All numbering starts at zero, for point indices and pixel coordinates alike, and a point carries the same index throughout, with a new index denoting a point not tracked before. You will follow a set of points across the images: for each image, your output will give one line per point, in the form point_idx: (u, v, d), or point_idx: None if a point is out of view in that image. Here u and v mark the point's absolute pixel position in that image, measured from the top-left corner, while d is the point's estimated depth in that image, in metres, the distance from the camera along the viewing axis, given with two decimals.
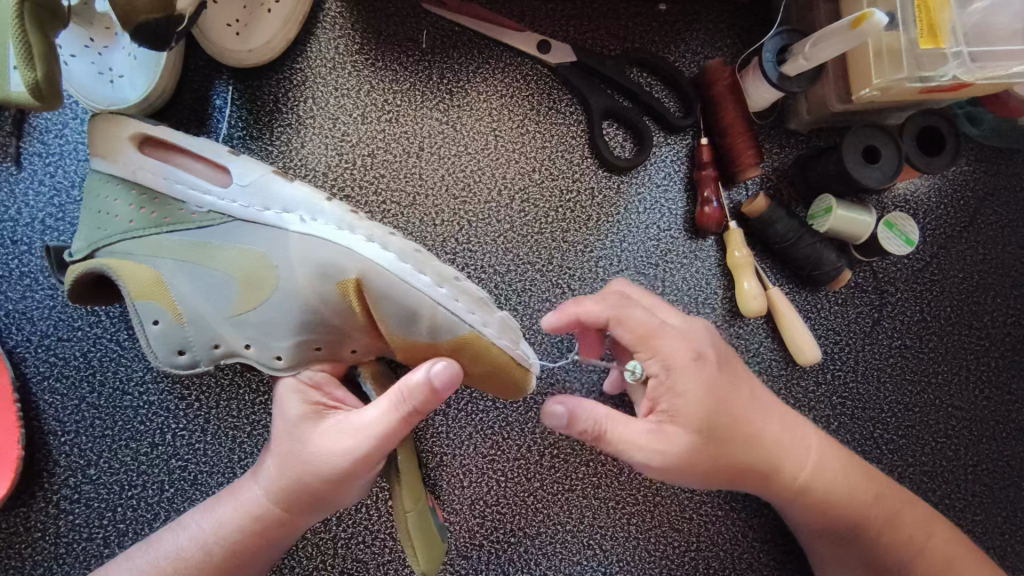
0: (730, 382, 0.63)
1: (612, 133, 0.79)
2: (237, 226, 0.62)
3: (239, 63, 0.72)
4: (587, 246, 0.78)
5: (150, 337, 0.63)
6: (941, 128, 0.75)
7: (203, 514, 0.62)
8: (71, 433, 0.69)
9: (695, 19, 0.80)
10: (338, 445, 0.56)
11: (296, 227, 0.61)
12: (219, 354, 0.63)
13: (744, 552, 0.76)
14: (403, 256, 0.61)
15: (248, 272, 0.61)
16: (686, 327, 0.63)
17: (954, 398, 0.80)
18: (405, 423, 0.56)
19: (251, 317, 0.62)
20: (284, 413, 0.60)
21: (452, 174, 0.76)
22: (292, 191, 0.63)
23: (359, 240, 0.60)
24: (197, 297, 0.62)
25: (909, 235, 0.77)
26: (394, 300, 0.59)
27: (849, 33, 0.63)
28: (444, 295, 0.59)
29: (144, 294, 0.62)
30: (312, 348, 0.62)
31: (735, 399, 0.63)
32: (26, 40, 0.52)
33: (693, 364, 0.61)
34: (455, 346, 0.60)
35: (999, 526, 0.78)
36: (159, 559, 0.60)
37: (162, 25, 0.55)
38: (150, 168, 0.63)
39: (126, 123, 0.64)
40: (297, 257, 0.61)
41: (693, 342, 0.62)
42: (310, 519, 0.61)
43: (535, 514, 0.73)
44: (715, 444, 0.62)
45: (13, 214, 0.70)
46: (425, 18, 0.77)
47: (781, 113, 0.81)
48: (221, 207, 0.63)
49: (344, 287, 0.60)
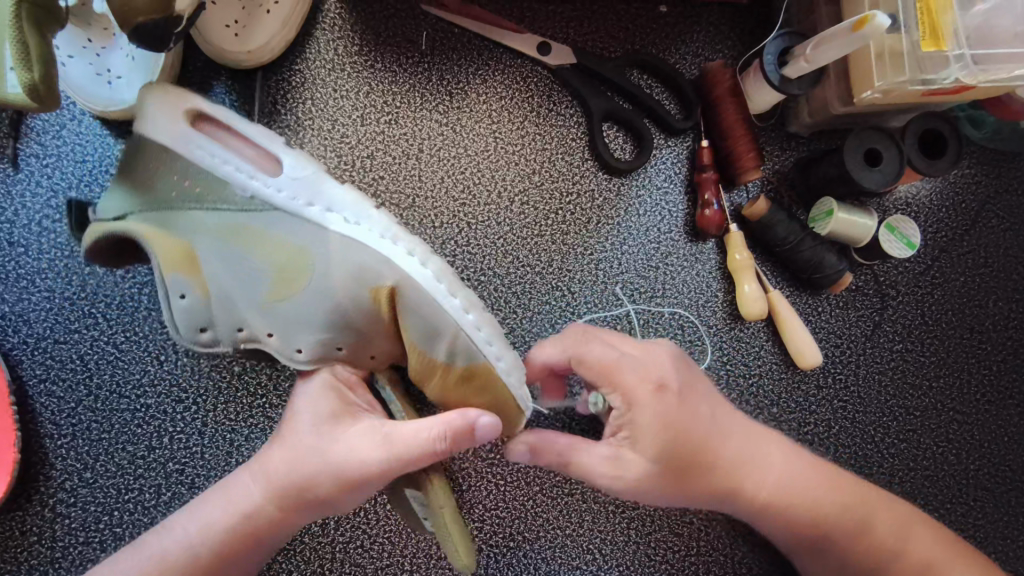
0: (692, 408, 0.62)
1: (612, 135, 0.78)
2: (279, 216, 0.60)
3: (237, 64, 0.72)
4: (587, 248, 0.77)
5: (174, 312, 0.62)
6: (943, 131, 0.74)
7: (190, 517, 0.60)
8: (67, 436, 0.69)
9: (696, 20, 0.80)
10: (365, 454, 0.56)
11: (338, 229, 0.59)
12: (241, 338, 0.63)
13: (744, 556, 0.75)
14: (439, 275, 0.59)
15: (283, 265, 0.60)
16: (647, 357, 0.62)
17: (955, 403, 0.79)
18: (435, 454, 0.55)
19: (279, 309, 0.61)
20: (315, 409, 0.59)
21: (452, 176, 0.76)
22: (340, 192, 0.61)
23: (400, 252, 0.59)
24: (229, 278, 0.61)
25: (910, 238, 0.76)
26: (422, 315, 0.58)
27: (850, 36, 0.63)
28: (470, 322, 0.58)
29: (174, 268, 0.61)
30: (334, 348, 0.62)
31: (696, 426, 0.61)
32: (24, 41, 0.52)
33: (651, 398, 0.60)
34: (468, 374, 0.59)
35: (1000, 531, 0.78)
36: (143, 558, 0.59)
37: (162, 26, 0.55)
38: (197, 143, 0.61)
39: (182, 96, 0.61)
40: (334, 261, 0.59)
41: (658, 374, 0.61)
42: (302, 521, 0.61)
43: (535, 519, 0.73)
44: (678, 475, 0.61)
45: (10, 216, 0.70)
46: (424, 20, 0.77)
47: (782, 116, 0.81)
48: (263, 193, 0.60)
49: (376, 293, 0.59)
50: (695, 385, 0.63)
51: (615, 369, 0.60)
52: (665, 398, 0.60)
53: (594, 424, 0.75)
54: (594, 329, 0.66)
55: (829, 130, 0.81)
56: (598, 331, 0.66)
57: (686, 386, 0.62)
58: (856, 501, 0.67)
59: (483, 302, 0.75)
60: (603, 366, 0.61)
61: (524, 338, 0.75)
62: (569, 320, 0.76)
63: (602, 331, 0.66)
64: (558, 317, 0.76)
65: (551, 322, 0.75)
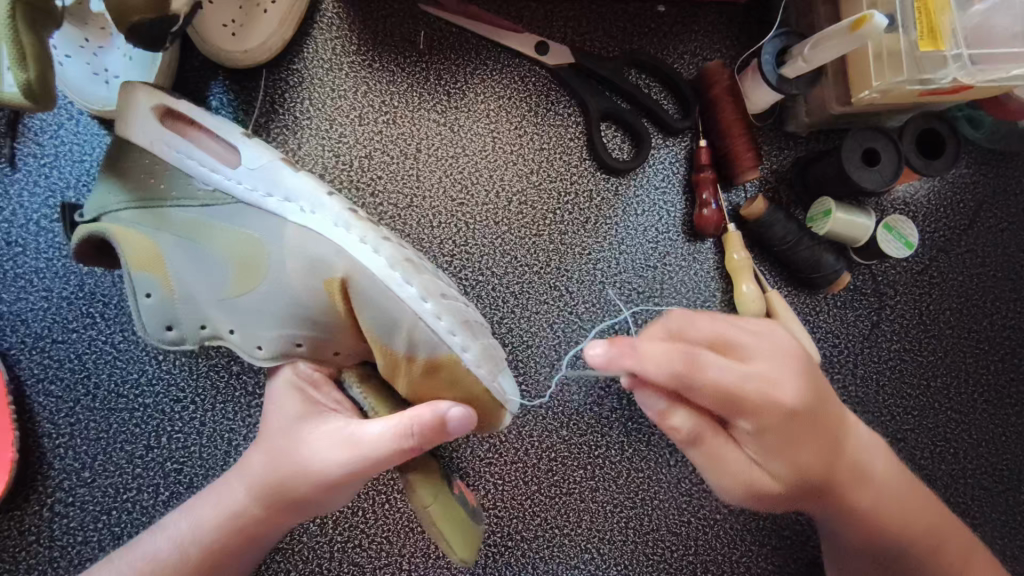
0: (819, 417, 0.59)
1: (610, 135, 0.78)
2: (241, 208, 0.62)
3: (228, 62, 0.71)
4: (586, 248, 0.77)
5: (140, 310, 0.62)
6: (941, 132, 0.75)
7: (180, 517, 0.61)
8: (65, 436, 0.69)
9: (694, 20, 0.80)
10: (333, 454, 0.55)
11: (295, 219, 0.61)
12: (205, 335, 0.64)
13: (742, 556, 0.75)
14: (393, 262, 0.59)
15: (245, 257, 0.61)
16: (774, 372, 0.57)
17: (953, 402, 0.79)
18: (401, 451, 0.54)
19: (241, 303, 0.62)
20: (283, 411, 0.60)
21: (450, 176, 0.76)
22: (298, 180, 0.62)
23: (352, 241, 0.60)
24: (193, 273, 0.62)
25: (908, 237, 0.77)
26: (377, 306, 0.58)
27: (849, 36, 0.63)
28: (427, 311, 0.58)
29: (141, 266, 0.61)
30: (294, 344, 0.62)
31: (824, 430, 0.60)
32: (19, 41, 0.52)
33: (782, 420, 0.57)
34: (431, 366, 0.58)
35: (998, 530, 0.78)
36: (135, 559, 0.59)
37: (156, 25, 0.55)
38: (167, 141, 0.62)
39: (149, 92, 0.62)
40: (291, 251, 0.60)
41: (791, 392, 0.57)
42: (287, 524, 0.60)
43: (533, 518, 0.73)
44: (810, 483, 0.61)
45: (7, 216, 0.70)
46: (422, 20, 0.77)
47: (780, 115, 0.81)
48: (225, 187, 0.62)
49: (330, 284, 0.60)
50: (824, 391, 0.60)
51: (739, 392, 0.55)
52: (796, 418, 0.57)
53: (592, 424, 0.75)
54: (699, 330, 0.57)
55: (827, 130, 0.81)
56: (708, 330, 0.58)
57: (813, 392, 0.59)
58: (894, 489, 0.64)
59: (480, 303, 0.74)
60: (727, 389, 0.55)
61: (523, 337, 0.75)
62: (567, 320, 0.76)
63: (711, 330, 0.58)
64: (556, 317, 0.76)
65: (549, 321, 0.75)
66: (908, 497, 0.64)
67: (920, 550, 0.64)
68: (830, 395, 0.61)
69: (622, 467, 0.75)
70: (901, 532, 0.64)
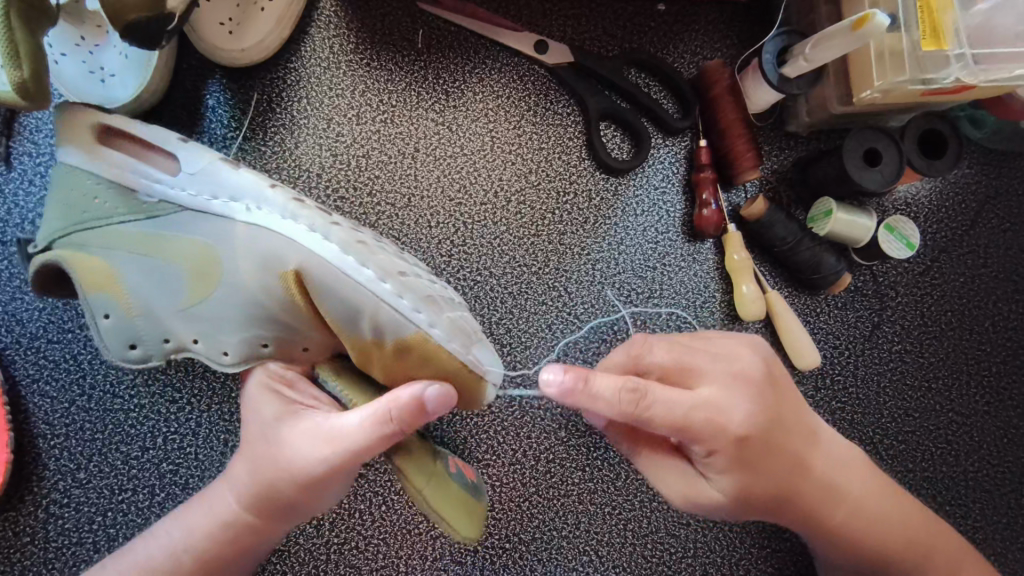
0: (774, 439, 0.59)
1: (609, 135, 0.78)
2: (186, 215, 0.61)
3: (222, 60, 0.71)
4: (584, 249, 0.77)
5: (101, 331, 0.61)
6: (944, 132, 0.74)
7: (171, 524, 0.61)
8: (60, 437, 0.68)
9: (694, 19, 0.79)
10: (314, 451, 0.54)
11: (242, 217, 0.60)
12: (169, 349, 0.62)
13: (741, 558, 0.75)
14: (345, 247, 0.58)
15: (197, 264, 0.60)
16: (723, 399, 0.56)
17: (954, 404, 0.79)
18: (382, 439, 0.53)
19: (199, 312, 0.61)
20: (261, 414, 0.58)
21: (448, 175, 0.76)
22: (240, 178, 0.62)
23: (301, 230, 0.58)
24: (147, 289, 0.61)
25: (909, 238, 0.76)
26: (336, 294, 0.57)
27: (851, 35, 0.62)
28: (387, 291, 0.56)
29: (95, 287, 0.60)
30: (260, 345, 0.61)
31: (779, 459, 0.60)
32: (12, 38, 0.52)
33: (733, 447, 0.56)
34: (401, 347, 0.57)
35: (1000, 533, 0.77)
36: (128, 567, 0.59)
37: (152, 25, 0.55)
38: (111, 159, 0.62)
39: (88, 114, 0.62)
40: (241, 250, 0.59)
41: (740, 418, 0.56)
42: (281, 526, 0.60)
43: (531, 520, 0.73)
44: (788, 508, 0.62)
45: (3, 215, 0.69)
46: (420, 18, 0.76)
47: (781, 115, 0.80)
48: (171, 196, 0.62)
49: (285, 278, 0.58)
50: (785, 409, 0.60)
51: (687, 423, 0.54)
52: (747, 444, 0.57)
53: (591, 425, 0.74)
54: (657, 356, 0.58)
55: (829, 130, 0.80)
56: (666, 355, 0.58)
57: (767, 415, 0.58)
58: (879, 505, 0.65)
59: (478, 303, 0.74)
60: (677, 420, 0.54)
61: (521, 338, 0.74)
62: (566, 321, 0.75)
63: (671, 355, 0.58)
64: (555, 318, 0.75)
65: (548, 322, 0.75)
66: (883, 496, 0.66)
67: (901, 560, 0.65)
68: (795, 415, 0.61)
69: (620, 469, 0.74)
70: (886, 544, 0.65)
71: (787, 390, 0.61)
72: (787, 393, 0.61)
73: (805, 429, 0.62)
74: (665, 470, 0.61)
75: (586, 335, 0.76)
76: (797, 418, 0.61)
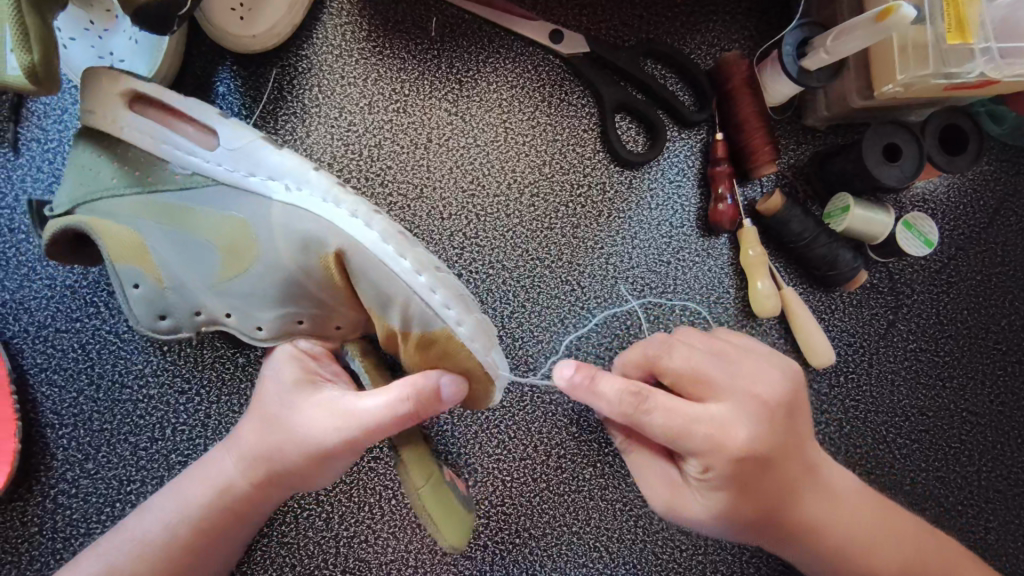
0: (774, 461, 0.57)
1: (624, 126, 0.77)
2: (224, 190, 0.60)
3: (212, 35, 0.69)
4: (598, 242, 0.76)
5: (130, 301, 0.61)
6: (963, 127, 0.73)
7: (168, 496, 0.60)
8: (69, 426, 0.68)
9: (713, 9, 0.78)
10: (327, 424, 0.55)
11: (281, 198, 0.59)
12: (200, 321, 0.63)
13: (752, 556, 0.75)
14: (386, 237, 0.56)
15: (232, 240, 0.60)
16: (730, 416, 0.56)
17: (969, 403, 0.78)
18: (396, 424, 0.54)
19: (233, 287, 0.60)
20: (278, 379, 0.59)
21: (460, 167, 0.74)
22: (280, 159, 0.60)
23: (343, 216, 0.57)
24: (179, 261, 0.61)
25: (928, 235, 0.75)
26: (373, 280, 0.56)
27: (876, 25, 0.61)
28: (422, 285, 0.55)
29: (124, 256, 0.60)
30: (294, 322, 0.61)
31: (773, 481, 0.58)
32: (23, 23, 0.51)
33: (730, 465, 0.55)
34: (425, 340, 0.56)
35: (1011, 533, 0.77)
36: (122, 542, 0.58)
37: (166, 9, 0.54)
38: (140, 129, 0.60)
39: (118, 79, 0.60)
40: (280, 230, 0.58)
41: (742, 438, 0.55)
42: (278, 496, 0.60)
43: (541, 516, 0.72)
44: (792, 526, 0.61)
45: (10, 201, 0.68)
46: (434, 6, 0.75)
47: (798, 109, 0.79)
48: (205, 169, 0.60)
49: (325, 260, 0.58)
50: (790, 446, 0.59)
51: (685, 432, 0.55)
52: (745, 463, 0.56)
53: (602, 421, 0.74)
54: (674, 362, 0.59)
55: (848, 124, 0.79)
56: (682, 362, 0.58)
57: (771, 438, 0.57)
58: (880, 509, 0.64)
59: (490, 296, 0.73)
60: (674, 429, 0.55)
61: (532, 333, 0.73)
62: (578, 315, 0.74)
63: (688, 363, 0.58)
64: (567, 312, 0.74)
65: (560, 316, 0.74)
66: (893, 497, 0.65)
67: None
68: (801, 439, 0.60)
69: None
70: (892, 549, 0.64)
71: (801, 415, 0.60)
72: (800, 420, 0.60)
73: (805, 459, 0.61)
74: (654, 475, 0.62)
75: (599, 330, 0.75)
76: (802, 447, 0.60)
